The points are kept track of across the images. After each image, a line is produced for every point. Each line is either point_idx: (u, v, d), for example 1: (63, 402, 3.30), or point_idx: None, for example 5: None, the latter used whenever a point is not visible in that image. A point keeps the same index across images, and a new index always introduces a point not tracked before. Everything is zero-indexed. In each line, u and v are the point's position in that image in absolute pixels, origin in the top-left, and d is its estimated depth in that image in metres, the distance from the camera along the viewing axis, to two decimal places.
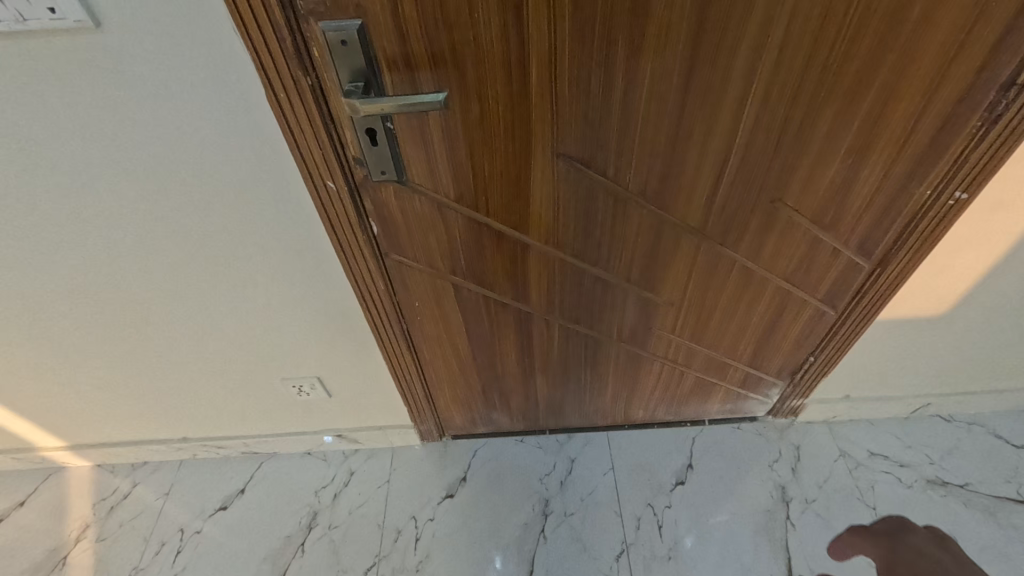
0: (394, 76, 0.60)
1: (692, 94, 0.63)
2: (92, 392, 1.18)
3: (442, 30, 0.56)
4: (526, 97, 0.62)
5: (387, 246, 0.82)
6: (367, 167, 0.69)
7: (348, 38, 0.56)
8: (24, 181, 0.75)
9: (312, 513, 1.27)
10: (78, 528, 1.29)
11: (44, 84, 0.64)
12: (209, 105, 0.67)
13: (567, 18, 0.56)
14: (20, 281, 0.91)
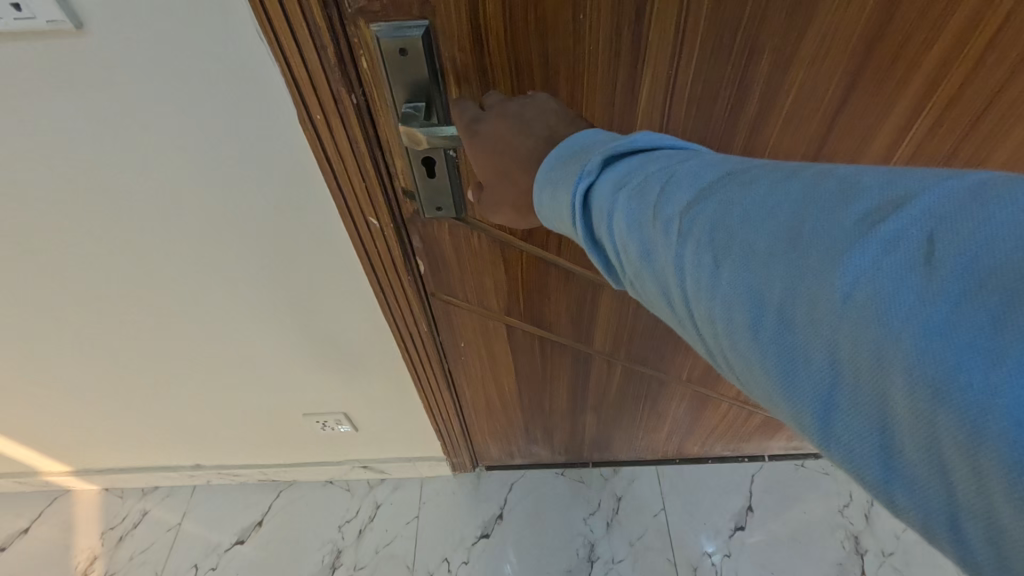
0: (463, 92, 0.48)
1: (841, 121, 0.51)
2: (98, 418, 1.08)
3: (533, 39, 0.43)
4: (629, 122, 0.49)
5: (434, 286, 0.71)
6: (418, 200, 0.57)
7: (408, 44, 0.43)
8: (8, 204, 0.63)
9: (336, 552, 1.17)
10: (85, 560, 1.20)
11: (16, 96, 0.51)
12: (227, 124, 0.55)
13: (700, 28, 0.43)
14: (13, 306, 0.81)
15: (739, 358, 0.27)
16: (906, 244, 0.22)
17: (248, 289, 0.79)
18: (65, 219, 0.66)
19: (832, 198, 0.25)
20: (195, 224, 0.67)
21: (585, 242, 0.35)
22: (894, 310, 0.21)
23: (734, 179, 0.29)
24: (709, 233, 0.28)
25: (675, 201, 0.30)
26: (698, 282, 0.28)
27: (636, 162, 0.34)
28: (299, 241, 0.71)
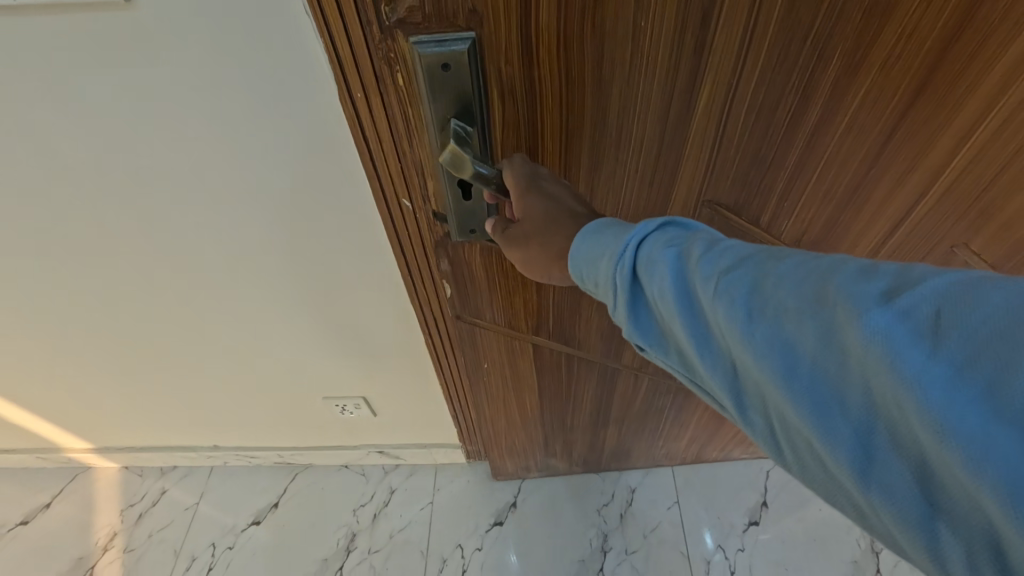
0: (505, 106, 0.49)
1: (903, 129, 0.54)
2: (123, 396, 1.10)
3: (587, 52, 0.45)
4: (688, 122, 0.52)
5: (460, 307, 0.72)
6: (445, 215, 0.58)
7: (451, 57, 0.44)
8: (46, 177, 0.64)
9: (350, 535, 1.18)
10: (106, 536, 1.22)
11: (61, 71, 0.52)
12: (265, 106, 0.55)
13: (768, 37, 0.45)
14: (47, 283, 0.82)
15: (780, 410, 0.29)
16: (917, 319, 0.24)
17: (277, 271, 0.80)
18: (101, 194, 0.66)
19: (857, 273, 0.27)
20: (228, 205, 0.68)
21: (620, 294, 0.35)
22: (912, 374, 0.23)
23: (766, 253, 0.31)
24: (745, 294, 0.29)
25: (713, 260, 0.31)
26: (733, 336, 0.29)
27: (675, 228, 0.35)
28: (329, 224, 0.71)
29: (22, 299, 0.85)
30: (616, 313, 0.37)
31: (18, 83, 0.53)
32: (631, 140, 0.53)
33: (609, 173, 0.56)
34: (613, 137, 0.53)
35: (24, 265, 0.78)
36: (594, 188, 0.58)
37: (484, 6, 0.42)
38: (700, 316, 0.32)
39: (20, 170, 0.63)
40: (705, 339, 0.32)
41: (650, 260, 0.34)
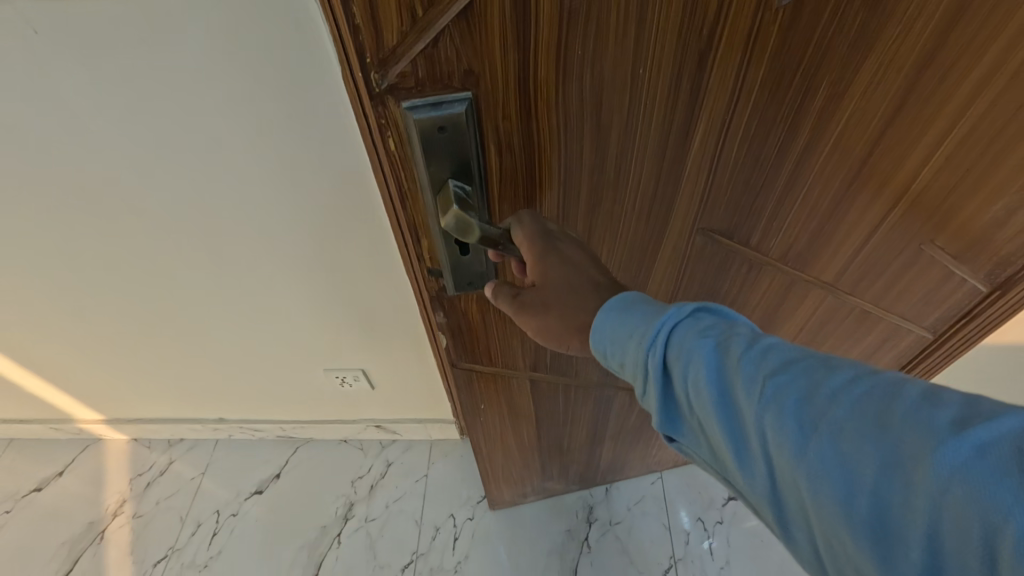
0: (503, 158, 0.51)
1: (882, 144, 0.60)
2: (134, 369, 1.16)
3: (585, 104, 0.49)
4: (683, 153, 0.56)
5: (458, 356, 0.77)
6: (449, 274, 0.60)
7: (446, 118, 0.45)
8: (73, 150, 0.69)
9: (348, 504, 1.24)
10: (115, 502, 1.28)
11: (94, 54, 0.57)
12: (277, 92, 0.61)
13: (759, 76, 0.50)
14: (67, 256, 0.87)
15: (831, 535, 0.28)
16: (997, 455, 0.24)
17: (284, 246, 0.85)
18: (123, 168, 0.71)
19: (921, 400, 0.27)
20: (241, 177, 0.73)
21: (653, 380, 0.37)
22: (1000, 514, 0.23)
23: (815, 366, 0.32)
24: (795, 405, 0.30)
25: (755, 362, 0.32)
26: (782, 450, 0.30)
27: (708, 321, 0.37)
28: (333, 198, 0.76)
29: (43, 271, 0.90)
30: (647, 397, 0.39)
31: (54, 64, 0.58)
32: (631, 178, 0.58)
33: (609, 208, 0.61)
34: (613, 177, 0.57)
35: (46, 237, 0.83)
36: (594, 227, 0.62)
37: (480, 67, 0.44)
38: (742, 421, 0.32)
39: (48, 143, 0.68)
40: (741, 441, 0.33)
41: (691, 356, 0.35)
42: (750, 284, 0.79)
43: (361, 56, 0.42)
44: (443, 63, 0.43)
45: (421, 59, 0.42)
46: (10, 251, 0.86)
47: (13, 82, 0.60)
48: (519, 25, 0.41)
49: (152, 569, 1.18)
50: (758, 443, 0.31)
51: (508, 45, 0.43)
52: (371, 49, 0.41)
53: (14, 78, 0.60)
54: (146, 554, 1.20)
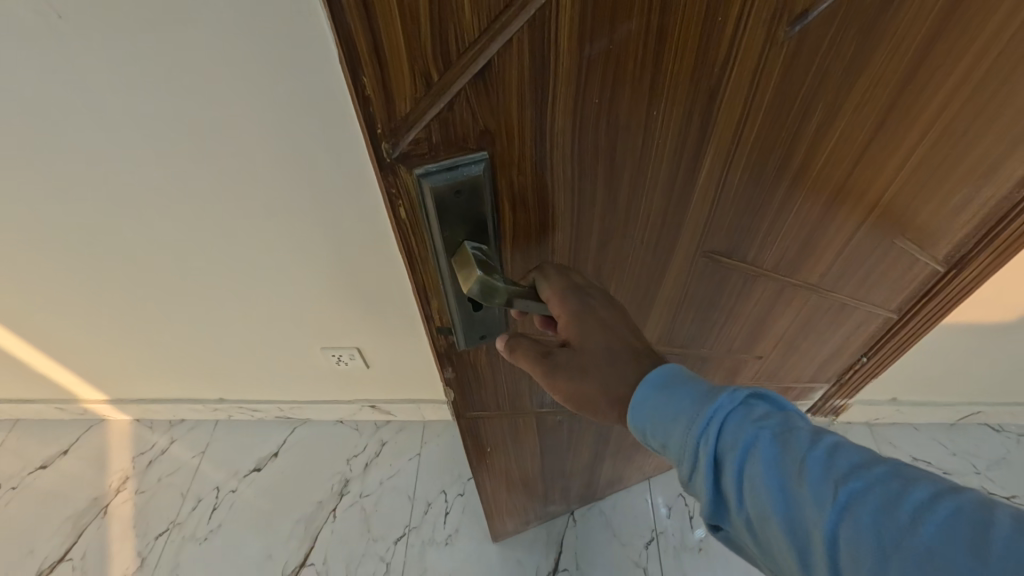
0: (516, 211, 0.49)
1: (866, 157, 0.61)
2: (139, 349, 1.20)
3: (600, 149, 0.47)
4: (690, 187, 0.56)
5: (466, 407, 0.75)
6: (460, 329, 0.58)
7: (461, 180, 0.43)
8: (89, 131, 0.74)
9: (343, 481, 1.28)
10: (118, 479, 1.33)
11: (117, 41, 0.63)
12: (285, 79, 0.68)
13: (763, 109, 0.50)
14: (78, 236, 0.92)
15: None
16: None
17: (285, 226, 0.89)
18: (135, 148, 0.76)
19: (1014, 529, 0.27)
20: (247, 154, 0.77)
21: (701, 468, 0.39)
22: None
23: (887, 476, 0.32)
24: (869, 517, 0.31)
25: (823, 466, 0.34)
26: (858, 566, 0.30)
27: (760, 413, 0.38)
28: (333, 178, 0.81)
29: (55, 249, 0.95)
30: (691, 481, 0.40)
31: (78, 49, 0.64)
32: (640, 213, 0.57)
33: (618, 243, 0.59)
34: (624, 214, 0.56)
35: (61, 216, 0.88)
36: (603, 260, 0.61)
37: (496, 126, 0.41)
38: (805, 525, 0.33)
39: (67, 124, 0.73)
40: (805, 546, 0.33)
41: (749, 450, 0.36)
42: (745, 295, 0.79)
43: (373, 125, 0.39)
44: (457, 126, 0.40)
45: (434, 125, 0.39)
46: (25, 229, 0.91)
47: (38, 65, 0.65)
48: (535, 82, 0.39)
49: (154, 542, 1.22)
50: (824, 551, 0.32)
51: (522, 105, 0.41)
52: (382, 120, 0.39)
53: (41, 61, 0.65)
54: (148, 527, 1.24)
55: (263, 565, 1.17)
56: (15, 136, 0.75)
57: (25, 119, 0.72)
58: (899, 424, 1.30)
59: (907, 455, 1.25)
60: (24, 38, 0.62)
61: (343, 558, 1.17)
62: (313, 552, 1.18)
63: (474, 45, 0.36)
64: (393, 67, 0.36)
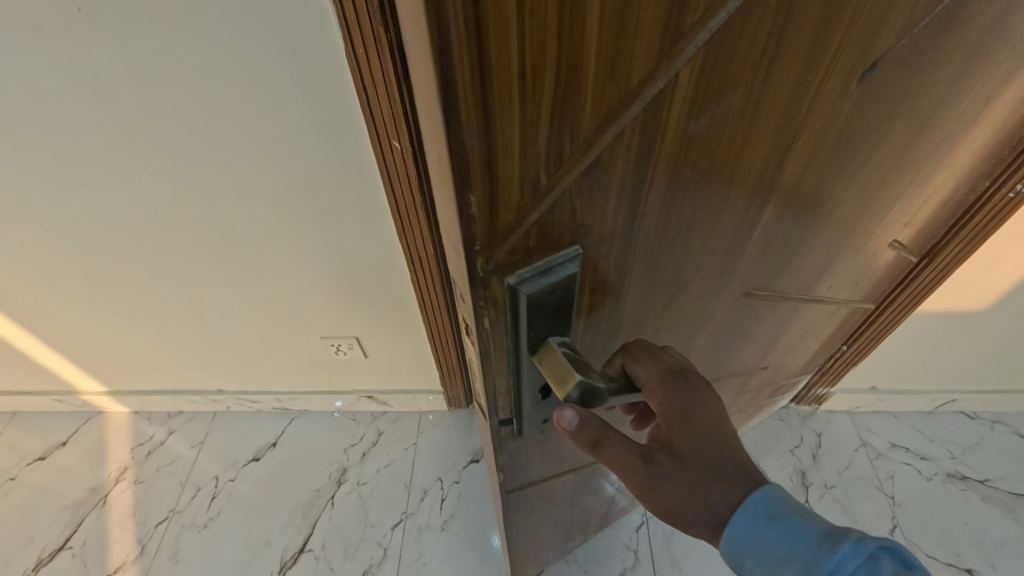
0: (595, 294, 0.43)
1: (897, 178, 0.58)
2: (140, 340, 1.22)
3: (681, 218, 0.41)
4: (749, 239, 0.50)
5: (513, 482, 0.65)
6: (522, 423, 0.50)
7: (557, 281, 0.36)
8: (101, 121, 0.77)
9: (341, 469, 1.31)
10: (117, 470, 1.34)
11: (137, 36, 0.67)
12: (294, 77, 0.71)
13: (826, 150, 0.45)
14: (85, 226, 0.94)
15: None
16: None
17: (288, 218, 0.92)
18: (145, 139, 0.79)
19: None
20: (253, 145, 0.80)
21: None
22: None
23: None
24: None
25: None
26: None
27: (889, 570, 0.37)
28: (336, 172, 0.84)
29: (61, 239, 0.97)
30: None
31: (100, 44, 0.68)
32: (700, 270, 0.50)
33: (673, 300, 0.53)
34: (684, 273, 0.49)
35: (68, 206, 0.90)
36: (656, 317, 0.54)
37: (594, 217, 0.35)
38: None
39: (82, 115, 0.76)
40: None
41: None
42: (760, 324, 0.74)
43: (475, 243, 0.31)
44: (556, 226, 0.33)
45: (536, 228, 0.33)
46: (32, 218, 0.93)
47: (55, 53, 0.69)
48: (640, 164, 0.33)
49: (153, 530, 1.24)
50: None
51: (623, 190, 0.34)
52: (482, 234, 0.31)
53: (63, 54, 0.69)
54: (147, 515, 1.26)
55: (262, 551, 1.20)
56: (28, 125, 0.78)
57: (40, 108, 0.75)
58: (879, 412, 1.35)
59: (887, 442, 1.30)
60: (43, 27, 0.66)
61: (340, 543, 1.20)
62: (311, 539, 1.21)
63: (591, 138, 0.30)
64: (505, 180, 0.29)
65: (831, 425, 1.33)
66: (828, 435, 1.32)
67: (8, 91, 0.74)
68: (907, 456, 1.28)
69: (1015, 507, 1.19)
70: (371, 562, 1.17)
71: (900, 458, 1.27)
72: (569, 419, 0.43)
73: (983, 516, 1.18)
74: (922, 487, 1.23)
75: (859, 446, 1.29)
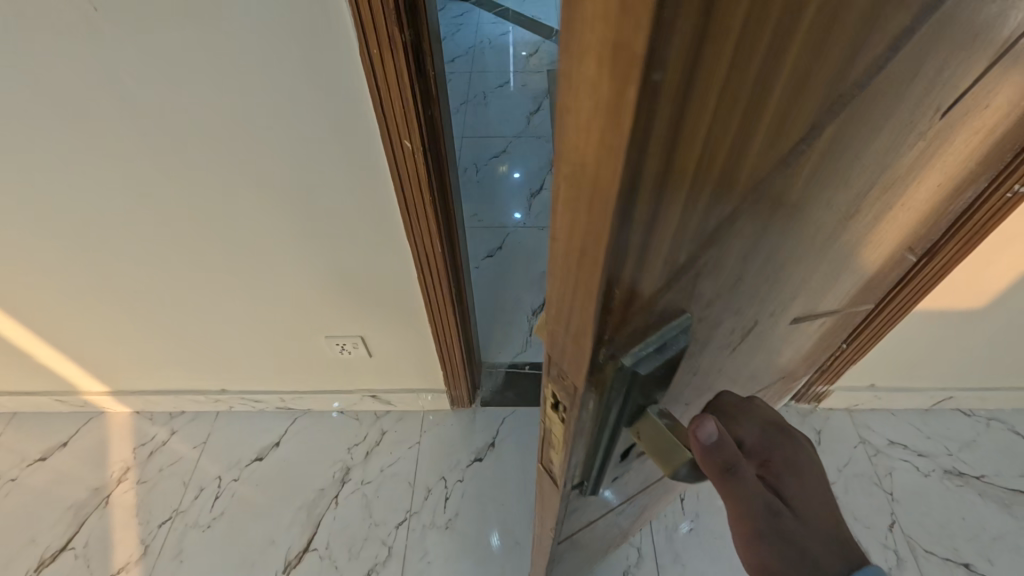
0: (688, 356, 0.38)
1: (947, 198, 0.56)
2: (143, 339, 1.22)
3: (779, 268, 0.37)
4: (825, 278, 0.46)
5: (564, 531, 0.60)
6: (596, 483, 0.45)
7: (671, 355, 0.31)
8: (114, 122, 0.77)
9: (345, 469, 1.31)
10: (119, 470, 1.34)
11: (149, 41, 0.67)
12: (305, 86, 0.71)
13: (917, 185, 0.41)
14: (91, 226, 0.94)
15: None
16: None
17: (297, 218, 0.92)
18: (157, 140, 0.79)
19: None
20: (265, 148, 0.80)
21: None
22: None
23: None
24: None
25: None
26: None
27: None
28: (347, 175, 0.83)
29: (68, 239, 0.97)
30: None
31: (111, 49, 0.68)
32: (775, 313, 0.46)
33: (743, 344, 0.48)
34: (762, 318, 0.45)
35: (76, 205, 0.90)
36: (723, 361, 0.49)
37: (711, 281, 0.30)
38: None
39: (91, 116, 0.76)
40: None
41: None
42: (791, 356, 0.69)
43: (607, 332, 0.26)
44: (679, 297, 0.29)
45: (661, 303, 0.28)
46: (39, 218, 0.93)
47: (70, 54, 0.68)
48: (767, 223, 0.29)
49: (157, 530, 1.23)
50: None
51: (744, 249, 0.30)
52: (614, 321, 0.26)
53: (74, 57, 0.69)
54: (150, 516, 1.26)
55: (266, 551, 1.20)
56: (39, 125, 0.78)
57: (53, 108, 0.75)
58: (877, 410, 1.37)
59: (885, 439, 1.32)
60: (60, 28, 0.66)
61: (345, 543, 1.20)
62: (316, 538, 1.21)
63: (738, 203, 0.25)
64: (650, 261, 0.24)
65: (830, 422, 1.35)
66: (827, 432, 1.33)
67: (21, 92, 0.73)
68: (905, 452, 1.30)
69: (1010, 502, 1.21)
70: (376, 561, 1.18)
71: (898, 455, 1.29)
72: (709, 432, 0.34)
73: (979, 512, 1.21)
74: (920, 483, 1.25)
75: (858, 443, 1.31)
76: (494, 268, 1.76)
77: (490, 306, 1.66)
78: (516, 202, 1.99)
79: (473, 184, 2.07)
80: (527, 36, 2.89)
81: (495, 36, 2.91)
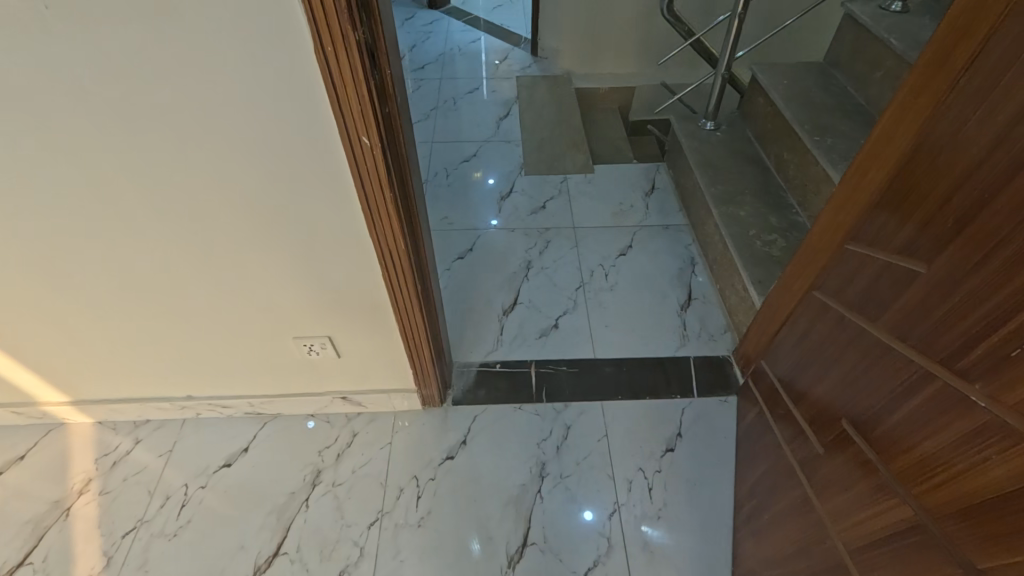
0: None
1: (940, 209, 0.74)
2: (104, 346, 1.20)
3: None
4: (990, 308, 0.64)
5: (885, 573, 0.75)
6: None
7: None
8: (71, 120, 0.76)
9: (316, 471, 1.31)
10: (81, 481, 1.30)
11: (103, 39, 0.67)
12: (259, 85, 0.72)
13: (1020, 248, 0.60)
14: (46, 230, 0.93)
15: None
16: None
17: (260, 218, 0.92)
18: (113, 139, 0.79)
19: None
20: (221, 144, 0.80)
21: None
22: None
23: None
24: None
25: None
26: None
27: None
28: (308, 174, 0.84)
29: (21, 244, 0.95)
30: None
31: (64, 46, 0.67)
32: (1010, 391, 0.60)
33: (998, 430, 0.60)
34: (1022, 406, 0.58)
35: (30, 210, 0.89)
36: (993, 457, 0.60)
37: None
38: None
39: (47, 118, 0.76)
40: None
41: None
42: (894, 560, 0.74)
43: None
44: None
45: None
46: None
47: (19, 53, 0.68)
48: None
49: (120, 541, 1.21)
50: None
51: None
52: None
53: (23, 56, 0.68)
54: (115, 526, 1.23)
55: (235, 556, 1.18)
56: None
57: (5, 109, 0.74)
58: None
59: None
60: (13, 29, 0.66)
61: (316, 544, 1.20)
62: (286, 542, 1.20)
63: None
64: None
65: None
66: None
67: None
68: None
69: None
70: (348, 561, 1.17)
71: None
72: None
73: None
74: None
75: None
76: (466, 270, 1.77)
77: (461, 307, 1.67)
78: (488, 204, 2.02)
79: (444, 187, 2.10)
80: (495, 43, 2.94)
81: (463, 43, 2.95)
